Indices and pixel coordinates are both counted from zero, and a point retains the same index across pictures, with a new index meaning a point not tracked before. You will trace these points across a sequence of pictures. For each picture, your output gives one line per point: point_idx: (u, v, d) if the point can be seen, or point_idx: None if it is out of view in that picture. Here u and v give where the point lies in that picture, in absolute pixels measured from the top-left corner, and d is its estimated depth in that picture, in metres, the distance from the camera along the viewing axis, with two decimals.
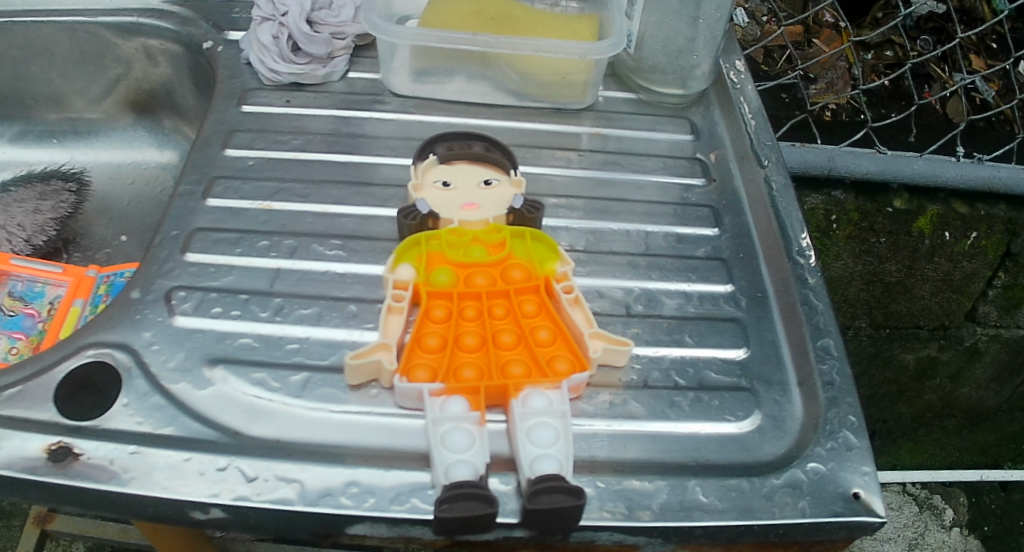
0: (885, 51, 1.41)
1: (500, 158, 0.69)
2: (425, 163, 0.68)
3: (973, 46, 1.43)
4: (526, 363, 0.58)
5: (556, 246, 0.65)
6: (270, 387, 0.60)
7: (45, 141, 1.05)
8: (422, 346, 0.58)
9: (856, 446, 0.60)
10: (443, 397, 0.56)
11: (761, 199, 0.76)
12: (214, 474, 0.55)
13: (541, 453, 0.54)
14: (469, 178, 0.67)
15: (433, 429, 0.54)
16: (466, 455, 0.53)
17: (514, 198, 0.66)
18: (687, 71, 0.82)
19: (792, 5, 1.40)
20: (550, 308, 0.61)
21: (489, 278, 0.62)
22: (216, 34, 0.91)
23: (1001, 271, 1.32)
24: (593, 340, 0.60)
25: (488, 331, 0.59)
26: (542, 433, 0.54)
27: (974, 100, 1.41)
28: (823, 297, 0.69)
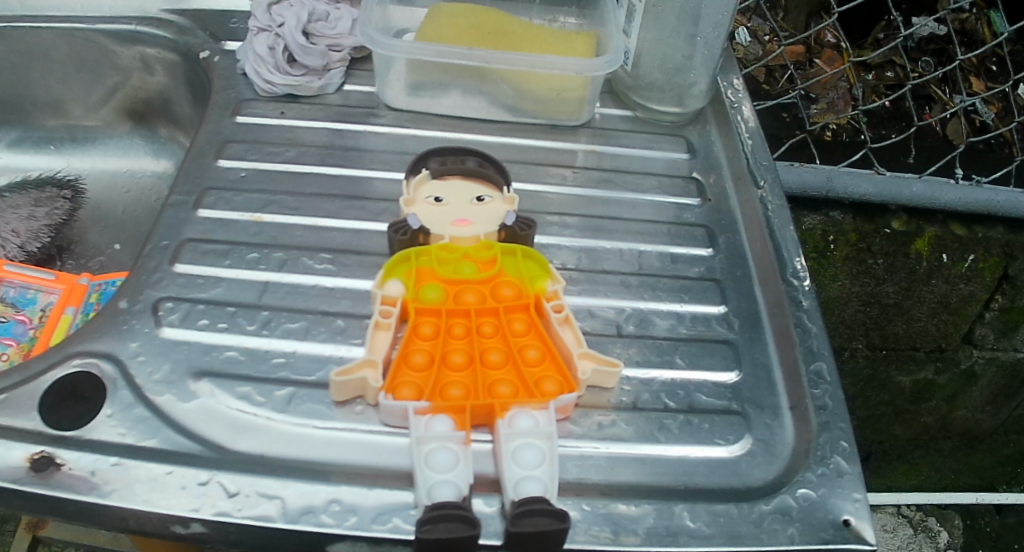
0: (885, 72, 1.41)
1: (493, 173, 0.68)
2: (417, 178, 0.67)
3: (973, 69, 1.44)
4: (514, 383, 0.57)
5: (547, 264, 0.65)
6: (255, 401, 0.60)
7: (42, 147, 1.05)
8: (408, 363, 0.58)
9: (847, 472, 0.59)
10: (428, 415, 0.55)
11: (756, 218, 0.75)
12: (196, 488, 0.55)
13: (526, 475, 0.53)
14: (462, 194, 0.67)
15: (418, 448, 0.54)
16: (449, 476, 0.52)
17: (506, 214, 0.66)
18: (684, 88, 0.83)
19: (795, 25, 1.42)
20: (539, 327, 0.61)
21: (479, 295, 0.62)
22: (214, 44, 0.91)
23: (998, 294, 1.32)
24: (582, 360, 0.60)
25: (476, 349, 0.59)
26: (528, 455, 0.54)
27: (974, 122, 1.41)
28: (817, 320, 0.68)
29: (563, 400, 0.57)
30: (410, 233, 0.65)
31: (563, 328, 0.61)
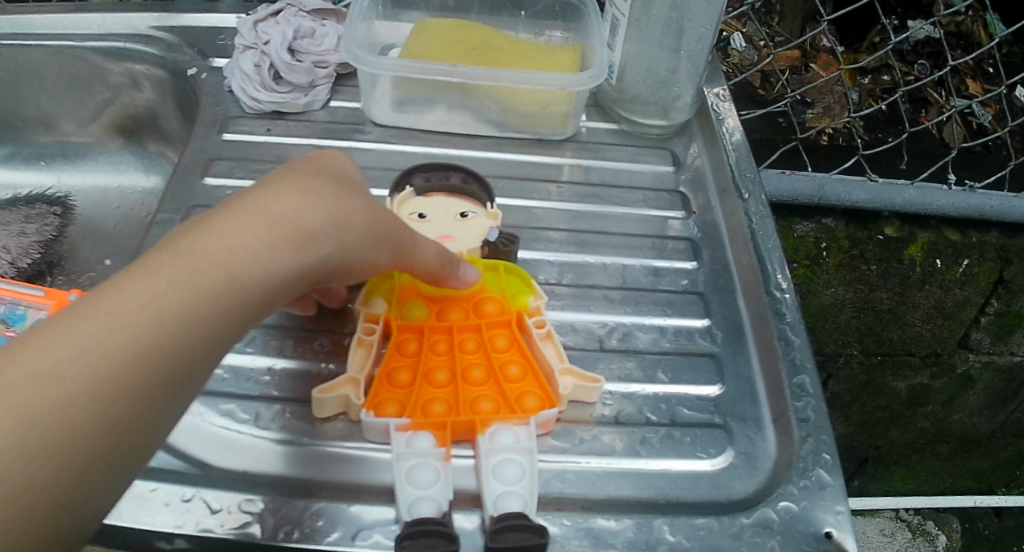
0: (882, 76, 1.42)
1: (477, 190, 0.69)
2: (401, 196, 0.68)
3: (969, 71, 1.44)
4: (495, 399, 0.58)
5: (529, 279, 0.66)
6: (239, 418, 0.60)
7: (33, 163, 1.06)
8: (391, 381, 0.59)
9: (829, 485, 0.59)
10: (409, 432, 0.56)
11: (740, 230, 0.76)
12: (180, 504, 0.55)
13: (506, 490, 0.53)
14: (445, 211, 0.68)
15: (399, 464, 0.54)
16: (430, 492, 0.53)
17: (489, 230, 0.67)
18: (669, 101, 0.83)
19: (790, 30, 1.44)
20: (521, 343, 0.62)
21: (463, 312, 0.63)
22: (201, 61, 0.94)
23: (993, 298, 1.33)
24: (564, 376, 0.61)
25: (458, 366, 0.60)
26: (508, 469, 0.54)
27: (971, 125, 1.42)
28: (800, 332, 0.68)
29: (543, 415, 0.57)
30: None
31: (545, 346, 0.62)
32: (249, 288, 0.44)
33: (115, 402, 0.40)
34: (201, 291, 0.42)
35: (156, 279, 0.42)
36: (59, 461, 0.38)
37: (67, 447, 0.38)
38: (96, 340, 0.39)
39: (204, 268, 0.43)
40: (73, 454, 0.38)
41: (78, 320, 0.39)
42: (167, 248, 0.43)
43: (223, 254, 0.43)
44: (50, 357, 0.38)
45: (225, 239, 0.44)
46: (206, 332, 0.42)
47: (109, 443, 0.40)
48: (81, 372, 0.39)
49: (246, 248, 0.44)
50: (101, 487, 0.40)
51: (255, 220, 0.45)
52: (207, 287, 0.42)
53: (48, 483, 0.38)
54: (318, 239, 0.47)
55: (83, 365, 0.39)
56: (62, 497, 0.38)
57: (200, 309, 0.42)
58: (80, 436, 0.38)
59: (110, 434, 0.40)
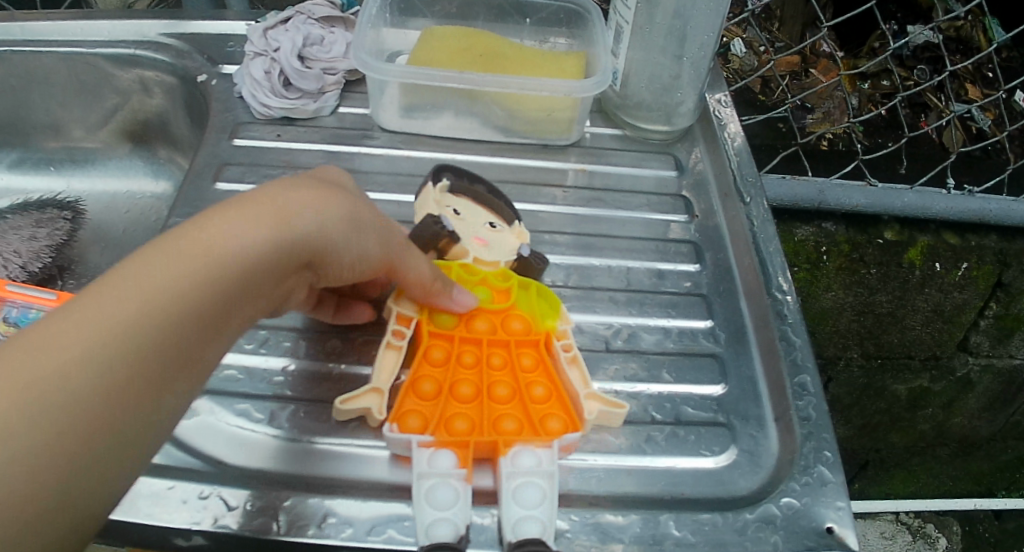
0: (882, 81, 1.44)
1: (505, 207, 0.71)
2: (438, 188, 0.69)
3: (968, 76, 1.46)
4: (519, 419, 0.59)
5: (559, 303, 0.67)
6: (253, 418, 0.63)
7: (43, 168, 1.07)
8: (416, 391, 0.59)
9: (831, 481, 0.61)
10: (432, 449, 0.57)
11: (742, 233, 0.77)
12: (197, 502, 0.57)
13: (527, 515, 0.54)
14: (477, 215, 0.70)
15: (420, 483, 0.55)
16: (449, 514, 0.54)
17: (522, 246, 0.69)
18: (672, 107, 0.85)
19: (790, 35, 1.47)
20: (548, 364, 0.63)
21: (490, 325, 0.64)
22: (211, 68, 0.96)
23: (992, 301, 1.34)
24: (589, 401, 0.61)
25: (484, 382, 0.60)
26: (529, 494, 0.55)
27: (970, 129, 1.43)
28: (801, 333, 0.69)
29: (566, 439, 0.58)
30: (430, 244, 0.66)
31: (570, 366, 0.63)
32: (239, 267, 0.46)
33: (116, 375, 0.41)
34: (193, 272, 0.44)
35: (147, 267, 0.44)
36: (54, 446, 0.39)
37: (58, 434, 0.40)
38: (82, 331, 0.41)
39: (195, 251, 0.45)
40: (79, 431, 0.40)
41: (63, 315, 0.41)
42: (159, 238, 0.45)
43: (204, 244, 0.45)
44: (38, 350, 0.40)
45: (206, 230, 0.46)
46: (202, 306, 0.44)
47: (102, 426, 0.41)
48: (69, 360, 0.40)
49: (235, 227, 0.46)
50: (110, 462, 0.42)
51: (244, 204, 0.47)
52: (201, 263, 0.45)
53: (42, 468, 0.39)
54: (302, 223, 0.49)
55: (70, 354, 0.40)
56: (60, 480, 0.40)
57: (190, 288, 0.44)
58: (72, 419, 0.40)
59: (101, 417, 0.41)
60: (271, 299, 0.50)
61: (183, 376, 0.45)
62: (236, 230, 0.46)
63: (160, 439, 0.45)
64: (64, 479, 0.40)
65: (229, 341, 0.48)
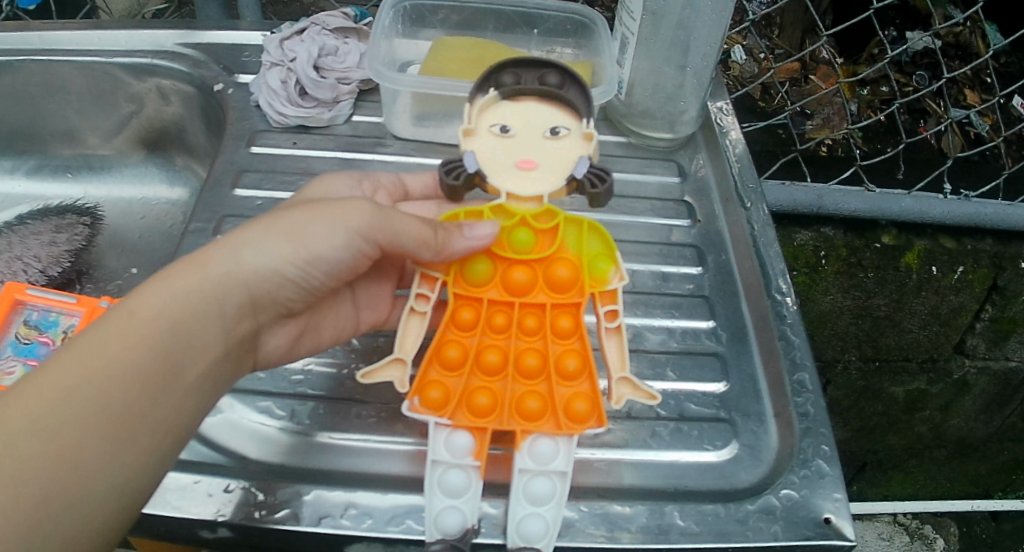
0: (880, 87, 1.48)
1: (578, 103, 0.64)
2: (484, 100, 0.63)
3: (967, 82, 1.49)
4: (543, 398, 0.60)
5: (613, 244, 0.63)
6: (275, 415, 0.66)
7: (60, 175, 1.10)
8: (440, 359, 0.61)
9: (828, 474, 0.63)
10: (450, 430, 0.59)
11: (743, 237, 0.80)
12: (222, 495, 0.60)
13: (532, 511, 0.58)
14: (534, 126, 0.63)
15: (434, 468, 0.59)
16: (458, 502, 0.58)
17: (578, 162, 0.62)
18: (676, 115, 0.88)
19: (790, 42, 1.51)
20: (584, 334, 0.61)
21: (529, 275, 0.62)
22: (227, 77, 0.99)
23: (988, 304, 1.37)
24: (620, 385, 0.61)
25: (512, 352, 0.61)
26: (538, 491, 0.58)
27: (968, 135, 1.46)
28: (800, 333, 0.72)
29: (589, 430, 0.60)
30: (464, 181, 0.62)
31: (607, 341, 0.62)
32: (161, 315, 0.56)
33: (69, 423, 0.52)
34: (118, 331, 0.55)
35: (88, 339, 0.55)
36: (32, 490, 0.51)
37: (39, 480, 0.51)
38: (50, 393, 0.53)
39: (121, 316, 0.56)
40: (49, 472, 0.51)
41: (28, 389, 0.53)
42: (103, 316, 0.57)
43: (128, 310, 0.56)
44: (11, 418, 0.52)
45: (134, 297, 0.57)
46: (132, 353, 0.55)
47: (67, 465, 0.52)
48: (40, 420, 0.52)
49: (154, 289, 0.57)
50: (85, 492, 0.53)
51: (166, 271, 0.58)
52: (125, 323, 0.55)
53: (32, 507, 0.51)
54: (215, 266, 0.58)
55: (41, 416, 0.52)
56: (49, 515, 0.51)
57: (118, 344, 0.55)
58: (41, 467, 0.51)
59: (67, 459, 0.52)
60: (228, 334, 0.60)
61: (138, 410, 0.55)
62: (159, 288, 0.57)
63: (140, 464, 0.55)
64: (49, 514, 0.51)
65: (191, 379, 0.57)
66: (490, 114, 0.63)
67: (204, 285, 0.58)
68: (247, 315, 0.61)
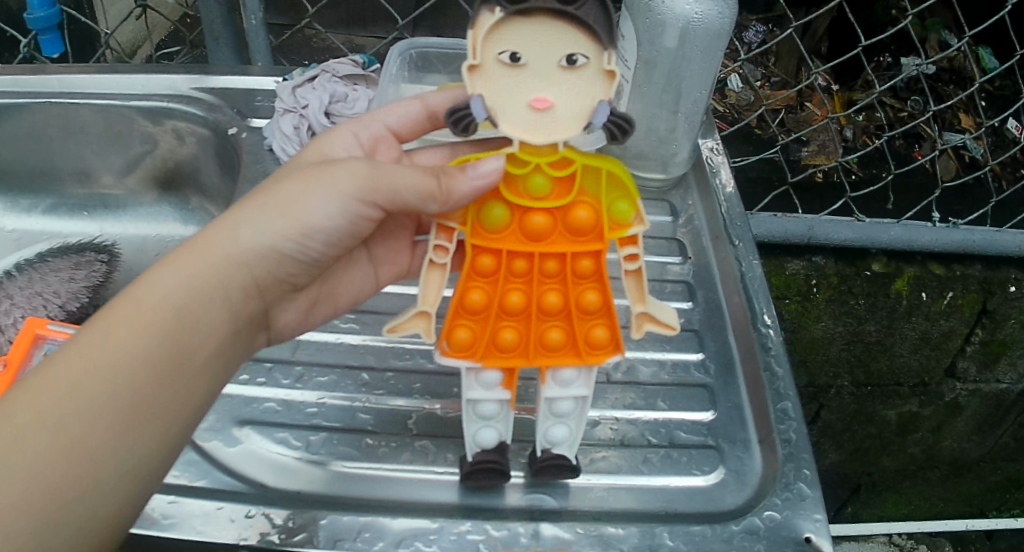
0: (875, 113, 1.54)
1: (599, 23, 0.57)
2: (491, 19, 0.56)
3: (963, 105, 1.54)
4: (564, 329, 0.63)
5: (632, 178, 0.61)
6: (292, 445, 0.70)
7: (77, 213, 1.15)
8: (464, 306, 0.62)
9: (809, 496, 0.67)
10: (478, 368, 0.64)
11: (731, 274, 0.84)
12: (244, 520, 0.64)
13: (556, 424, 0.66)
14: (548, 54, 0.57)
15: (466, 403, 0.66)
16: (490, 423, 0.66)
17: (598, 108, 0.58)
18: (668, 157, 0.94)
19: (786, 70, 1.59)
20: (604, 273, 0.62)
21: (549, 221, 0.60)
22: (241, 121, 1.05)
23: (978, 328, 1.42)
24: (642, 319, 0.64)
25: (534, 294, 0.62)
26: (560, 408, 0.66)
27: (963, 158, 1.52)
28: (783, 363, 0.76)
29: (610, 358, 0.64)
30: (475, 127, 0.59)
31: (627, 278, 0.64)
32: (166, 300, 0.59)
33: (85, 407, 0.56)
34: (126, 317, 0.58)
35: (97, 327, 0.58)
36: (55, 475, 0.54)
37: (60, 467, 0.54)
38: (64, 385, 0.56)
39: (126, 303, 0.59)
40: (71, 455, 0.55)
41: (41, 378, 0.56)
42: (108, 305, 0.60)
43: (133, 297, 0.59)
44: (29, 406, 0.55)
45: (138, 286, 0.60)
46: (141, 338, 0.58)
47: (88, 448, 0.55)
48: (56, 409, 0.55)
49: (156, 275, 0.60)
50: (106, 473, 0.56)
51: (165, 260, 0.62)
52: (131, 309, 0.59)
53: (57, 490, 0.54)
54: (214, 250, 0.62)
55: (56, 407, 0.55)
56: (75, 498, 0.55)
57: (127, 329, 0.58)
58: (63, 452, 0.54)
59: (86, 443, 0.55)
60: (235, 313, 0.64)
61: (150, 391, 0.58)
62: (161, 275, 0.60)
63: (157, 443, 0.58)
64: (75, 495, 0.55)
65: (202, 359, 0.61)
66: (498, 39, 0.57)
67: (205, 270, 0.62)
68: (253, 295, 0.65)
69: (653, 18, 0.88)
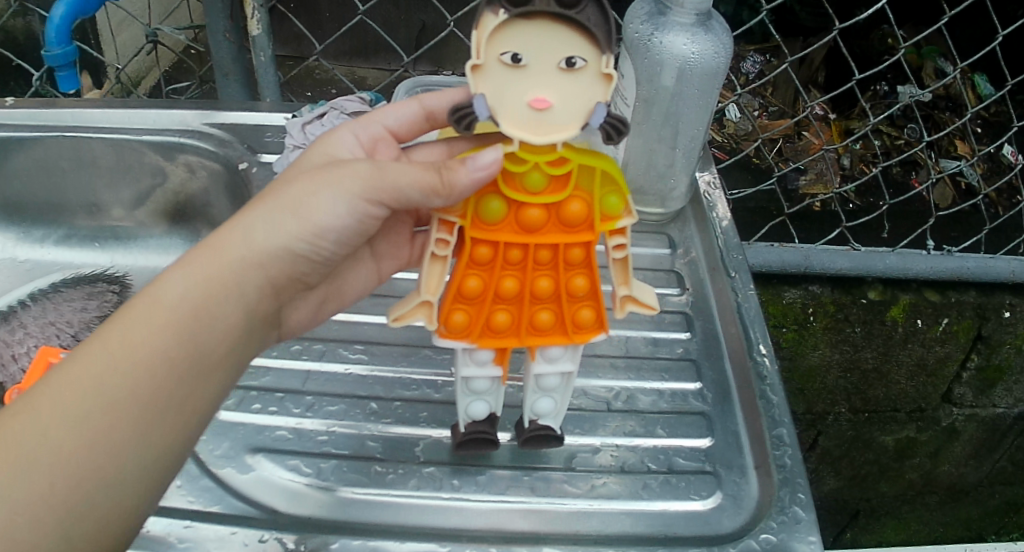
0: (873, 141, 1.59)
1: (597, 28, 0.58)
2: (493, 22, 0.57)
3: (959, 133, 1.58)
4: (554, 310, 0.67)
5: (622, 174, 0.63)
6: (303, 472, 0.72)
7: (88, 244, 1.17)
8: (461, 293, 0.65)
9: (803, 519, 0.70)
10: (472, 348, 0.69)
11: (728, 305, 0.87)
12: (257, 544, 0.66)
13: (542, 396, 0.72)
14: (548, 56, 0.58)
15: (460, 380, 0.71)
16: (482, 397, 0.72)
17: (595, 109, 0.59)
18: (666, 193, 0.97)
19: (783, 99, 1.64)
20: (592, 261, 0.66)
21: (544, 215, 0.62)
22: (251, 156, 1.08)
23: (973, 353, 1.44)
24: (625, 303, 0.68)
25: (527, 282, 0.65)
26: (547, 382, 0.71)
27: (960, 185, 1.56)
28: (778, 392, 0.79)
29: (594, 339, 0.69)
30: (477, 125, 0.60)
31: (612, 263, 0.67)
32: (181, 301, 0.61)
33: (104, 405, 0.57)
34: (143, 318, 0.59)
35: (114, 327, 0.59)
36: (74, 473, 0.55)
37: (81, 465, 0.55)
38: (82, 383, 0.57)
39: (143, 304, 0.60)
40: (91, 453, 0.56)
41: (60, 378, 0.57)
42: (125, 305, 0.61)
43: (150, 298, 0.60)
44: (48, 405, 0.56)
45: (155, 287, 0.61)
46: (158, 338, 0.59)
47: (107, 446, 0.56)
48: (76, 408, 0.56)
49: (171, 277, 0.61)
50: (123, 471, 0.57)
51: (180, 262, 0.63)
52: (148, 310, 0.60)
53: (77, 487, 0.55)
54: (229, 252, 0.63)
55: (75, 406, 0.56)
56: (94, 495, 0.56)
57: (145, 329, 0.59)
58: (82, 450, 0.55)
59: (105, 441, 0.56)
60: (250, 312, 0.65)
61: (166, 390, 0.59)
62: (177, 277, 0.61)
63: (173, 440, 0.60)
64: (94, 492, 0.56)
65: (217, 358, 0.62)
66: (500, 39, 0.58)
67: (220, 272, 0.62)
68: (268, 295, 0.66)
69: (652, 57, 0.93)
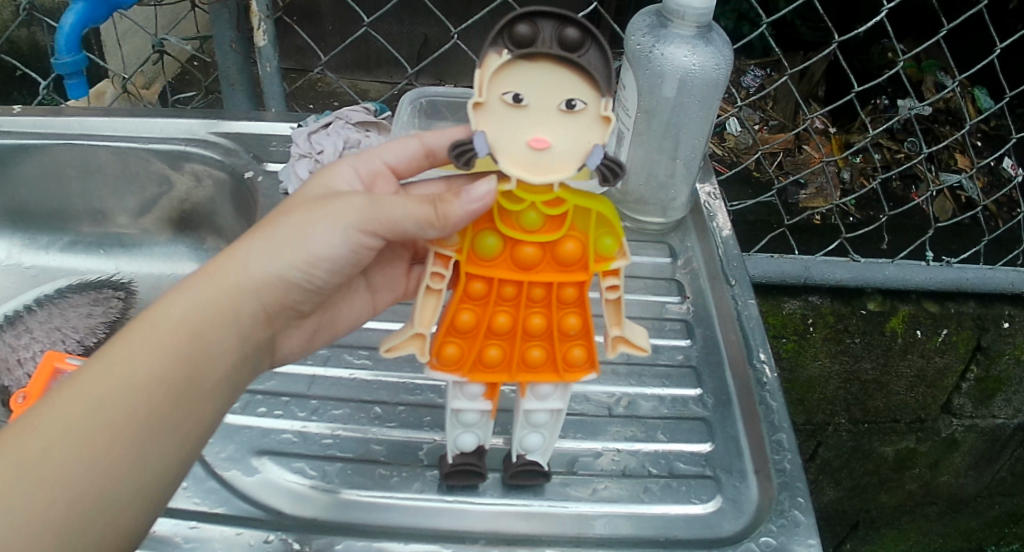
0: (873, 155, 1.60)
1: (597, 72, 0.59)
2: (496, 63, 0.59)
3: (959, 147, 1.59)
4: (545, 349, 0.67)
5: (618, 219, 0.64)
6: (308, 474, 0.73)
7: (93, 251, 1.18)
8: (453, 327, 0.65)
9: (802, 522, 0.71)
10: (463, 381, 0.68)
11: (728, 312, 0.88)
12: (261, 544, 0.67)
13: (532, 432, 0.71)
14: (548, 98, 0.59)
15: (449, 409, 0.70)
16: (472, 430, 0.71)
17: (592, 151, 0.60)
18: (667, 202, 0.99)
19: (784, 112, 1.65)
20: (585, 300, 0.66)
21: (539, 252, 0.63)
22: (256, 165, 1.10)
23: (973, 364, 1.44)
24: (617, 342, 0.68)
25: (520, 317, 0.65)
26: (536, 417, 0.70)
27: (959, 198, 1.57)
28: (777, 398, 0.80)
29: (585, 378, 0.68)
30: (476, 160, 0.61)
31: (606, 303, 0.67)
32: (184, 322, 0.61)
33: (107, 423, 0.57)
34: (146, 338, 0.60)
35: (117, 347, 0.59)
36: (76, 487, 0.55)
37: (83, 481, 0.55)
38: (84, 398, 0.57)
39: (145, 325, 0.61)
40: (94, 468, 0.56)
41: (63, 394, 0.57)
42: (127, 326, 0.62)
43: (152, 319, 0.61)
44: (51, 421, 0.56)
45: (157, 309, 0.62)
46: (161, 358, 0.60)
47: (110, 463, 0.56)
48: (78, 424, 0.56)
49: (173, 299, 0.62)
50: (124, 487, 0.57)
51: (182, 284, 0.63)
52: (152, 330, 0.60)
53: (78, 502, 0.55)
54: (229, 277, 0.64)
55: (78, 420, 0.56)
56: (94, 510, 0.55)
57: (147, 349, 0.59)
58: (85, 465, 0.55)
59: (108, 457, 0.56)
60: (246, 337, 0.65)
61: (166, 409, 0.59)
62: (179, 300, 0.62)
63: (171, 459, 0.60)
64: (95, 507, 0.55)
65: (215, 380, 0.63)
66: (503, 78, 0.59)
67: (220, 295, 0.63)
68: (263, 321, 0.67)
69: (653, 70, 0.95)
